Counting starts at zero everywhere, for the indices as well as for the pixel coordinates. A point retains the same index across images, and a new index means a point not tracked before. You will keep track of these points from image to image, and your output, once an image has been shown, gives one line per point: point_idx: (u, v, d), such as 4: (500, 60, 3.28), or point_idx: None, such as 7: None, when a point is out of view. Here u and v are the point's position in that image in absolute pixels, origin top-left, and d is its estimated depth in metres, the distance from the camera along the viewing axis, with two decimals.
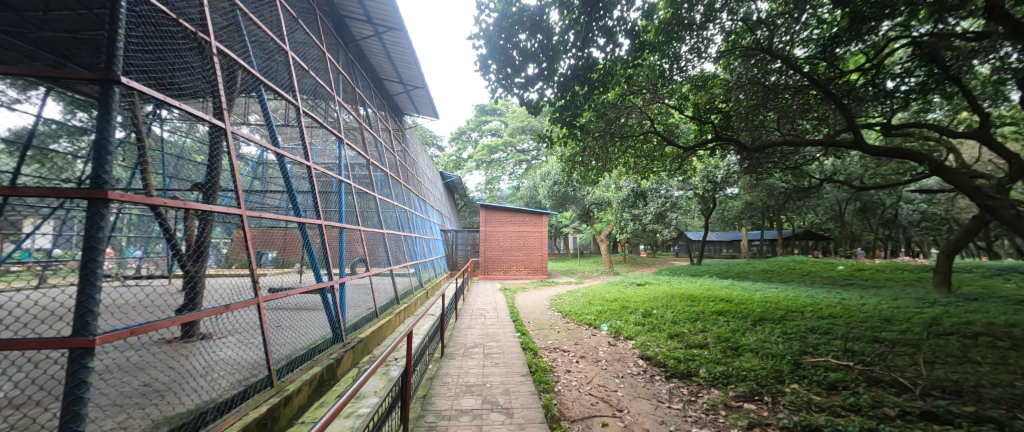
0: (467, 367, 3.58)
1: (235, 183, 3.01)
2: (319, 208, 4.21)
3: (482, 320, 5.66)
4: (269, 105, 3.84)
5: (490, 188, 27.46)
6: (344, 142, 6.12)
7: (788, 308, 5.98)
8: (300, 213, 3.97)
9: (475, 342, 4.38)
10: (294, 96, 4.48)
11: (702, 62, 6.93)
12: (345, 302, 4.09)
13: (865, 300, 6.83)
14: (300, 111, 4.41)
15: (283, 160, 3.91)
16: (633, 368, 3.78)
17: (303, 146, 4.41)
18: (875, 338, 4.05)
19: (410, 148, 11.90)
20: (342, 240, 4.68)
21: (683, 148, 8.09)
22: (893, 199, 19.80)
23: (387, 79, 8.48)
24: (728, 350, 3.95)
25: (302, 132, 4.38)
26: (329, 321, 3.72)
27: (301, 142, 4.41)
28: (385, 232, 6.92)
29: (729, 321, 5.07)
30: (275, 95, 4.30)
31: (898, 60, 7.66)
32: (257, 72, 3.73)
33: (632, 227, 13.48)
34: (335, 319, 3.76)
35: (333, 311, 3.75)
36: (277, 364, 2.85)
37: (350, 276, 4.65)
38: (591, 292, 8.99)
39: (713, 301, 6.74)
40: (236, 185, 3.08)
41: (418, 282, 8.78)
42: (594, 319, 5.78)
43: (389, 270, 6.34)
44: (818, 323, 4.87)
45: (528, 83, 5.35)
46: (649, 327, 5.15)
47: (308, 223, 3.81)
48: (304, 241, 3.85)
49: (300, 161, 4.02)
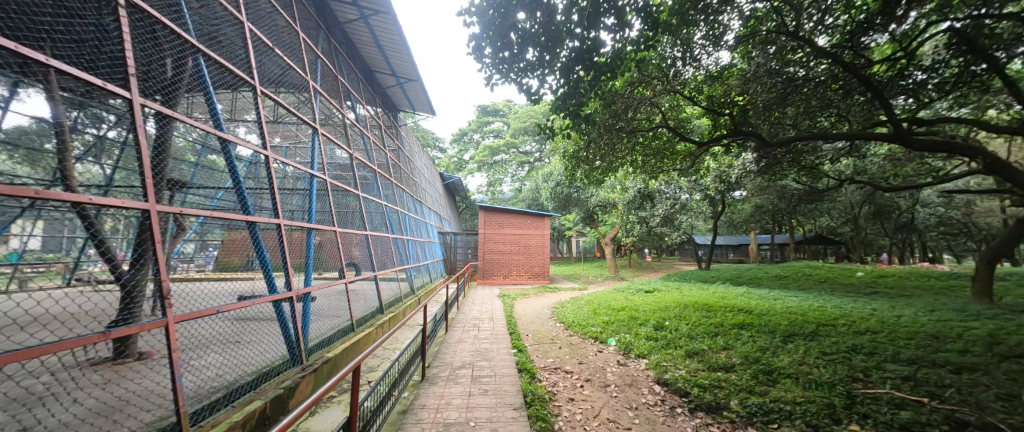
0: (449, 396, 3.00)
1: (145, 177, 2.44)
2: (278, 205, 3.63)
3: (475, 333, 5.07)
4: (207, 83, 3.30)
5: (493, 191, 26.85)
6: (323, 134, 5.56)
7: (817, 321, 5.35)
8: (252, 212, 3.40)
9: (463, 362, 3.80)
10: (251, 74, 3.88)
11: (718, 50, 6.37)
12: (309, 316, 3.52)
13: (899, 312, 6.18)
14: (258, 90, 3.83)
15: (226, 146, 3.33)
16: (649, 397, 3.18)
17: (261, 132, 3.81)
18: (934, 363, 3.43)
19: (407, 146, 11.36)
20: (311, 242, 4.12)
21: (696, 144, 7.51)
22: (909, 202, 19.12)
23: (378, 71, 7.98)
24: (760, 374, 3.35)
25: (260, 116, 3.78)
26: (285, 340, 3.16)
27: (258, 128, 3.81)
28: (370, 234, 6.36)
29: (754, 337, 4.46)
30: (228, 74, 3.69)
31: (931, 50, 7.07)
32: (195, 40, 3.19)
33: (639, 230, 12.87)
34: (292, 337, 3.18)
35: (289, 327, 3.18)
36: (196, 405, 2.27)
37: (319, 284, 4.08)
38: (596, 299, 8.38)
39: (731, 311, 6.12)
40: (146, 179, 2.47)
41: (409, 288, 8.22)
42: (600, 332, 5.19)
43: (374, 275, 5.78)
44: (858, 340, 4.26)
45: (528, 69, 4.80)
46: (663, 343, 4.53)
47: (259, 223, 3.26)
48: (257, 246, 3.29)
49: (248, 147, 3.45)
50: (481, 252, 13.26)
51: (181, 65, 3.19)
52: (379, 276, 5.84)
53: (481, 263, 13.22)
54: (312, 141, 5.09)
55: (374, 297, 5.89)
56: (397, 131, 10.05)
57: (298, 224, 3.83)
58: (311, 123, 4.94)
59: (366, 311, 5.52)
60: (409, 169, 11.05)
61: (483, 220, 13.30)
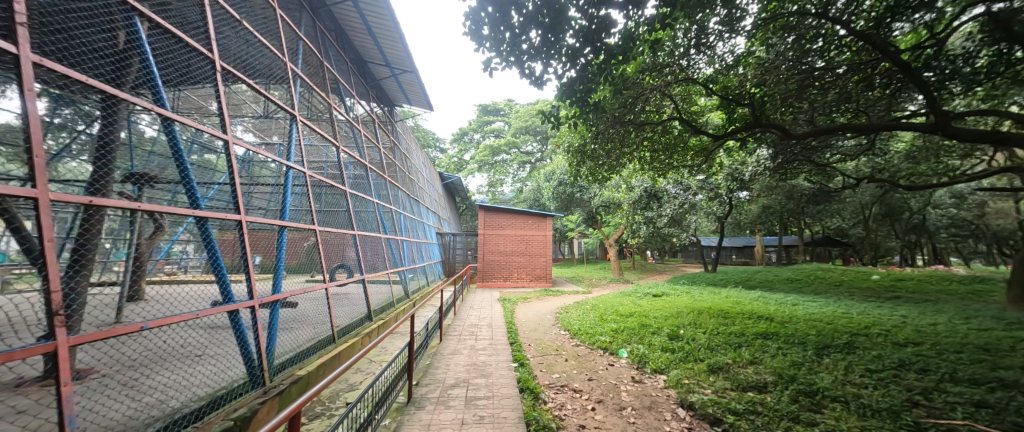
0: (439, 425, 2.53)
1: (35, 158, 1.92)
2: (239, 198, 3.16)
3: (472, 343, 4.60)
4: (147, 59, 2.76)
5: (494, 191, 26.41)
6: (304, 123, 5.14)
7: (848, 330, 4.87)
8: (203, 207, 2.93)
9: (457, 380, 3.33)
10: (209, 48, 3.35)
11: (734, 37, 5.93)
12: (276, 327, 3.06)
13: (933, 320, 5.70)
14: (216, 67, 3.34)
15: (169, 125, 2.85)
16: (674, 425, 2.72)
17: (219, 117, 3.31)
18: (1001, 382, 2.97)
19: (404, 142, 10.90)
20: (281, 241, 3.64)
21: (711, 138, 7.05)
22: (920, 203, 18.65)
23: (371, 62, 7.57)
24: (800, 397, 2.91)
25: (216, 100, 3.25)
26: (243, 358, 2.70)
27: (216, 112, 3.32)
28: (359, 232, 5.92)
29: (783, 350, 4.00)
30: (185, 49, 3.20)
31: (960, 38, 6.61)
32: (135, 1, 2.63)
33: (645, 231, 12.39)
34: (253, 355, 2.73)
35: (248, 343, 2.71)
36: None
37: (292, 289, 3.62)
38: (601, 304, 7.90)
39: (749, 319, 5.65)
40: (40, 161, 1.95)
41: (403, 292, 7.76)
42: (609, 342, 4.71)
43: (362, 279, 5.32)
44: (902, 354, 3.79)
45: (531, 53, 4.35)
46: (680, 356, 4.08)
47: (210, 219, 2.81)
48: (209, 247, 2.84)
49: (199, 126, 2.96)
50: (481, 254, 12.80)
51: (130, 44, 2.72)
52: (368, 280, 5.40)
53: (481, 265, 12.75)
54: (289, 128, 4.62)
55: (362, 303, 5.42)
56: (392, 127, 9.65)
57: (263, 221, 3.36)
58: (289, 109, 4.51)
59: (353, 318, 5.06)
60: (406, 166, 10.60)
61: (483, 221, 12.85)
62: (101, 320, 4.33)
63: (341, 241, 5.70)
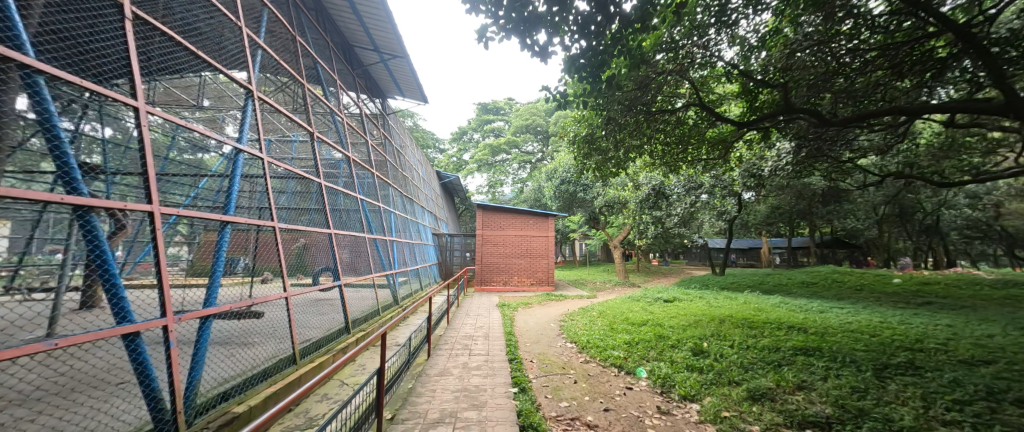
0: None
1: None
2: (156, 186, 2.52)
3: (465, 361, 3.96)
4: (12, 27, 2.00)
5: (494, 192, 25.63)
6: (270, 104, 4.50)
7: (900, 345, 4.21)
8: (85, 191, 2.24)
9: (442, 413, 2.69)
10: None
11: (759, 14, 5.31)
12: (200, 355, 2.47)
13: (985, 330, 5.05)
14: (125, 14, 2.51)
15: (39, 87, 2.10)
16: None
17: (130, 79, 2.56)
18: None
19: (397, 137, 10.28)
20: (220, 242, 3.04)
21: (737, 125, 6.31)
22: (934, 203, 18.04)
23: (358, 46, 6.94)
24: None
25: (128, 61, 2.51)
26: (144, 398, 2.12)
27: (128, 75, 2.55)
28: (337, 232, 5.30)
29: (833, 371, 3.37)
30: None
31: (1007, 16, 5.99)
32: None
33: (652, 232, 11.78)
34: (157, 392, 2.15)
35: (151, 379, 2.13)
36: None
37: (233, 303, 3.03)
38: (609, 310, 7.25)
39: (778, 329, 5.02)
40: None
41: (391, 297, 7.13)
42: (624, 359, 4.06)
43: (338, 284, 4.71)
44: (980, 376, 3.15)
45: (534, 19, 3.68)
46: (711, 377, 3.43)
47: (95, 208, 2.15)
48: (97, 246, 2.22)
49: (110, 96, 2.33)
50: (479, 256, 12.17)
51: None
52: (346, 285, 4.79)
53: (480, 267, 12.12)
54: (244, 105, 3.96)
55: (340, 311, 4.81)
56: (384, 120, 9.04)
57: (192, 214, 2.74)
58: (244, 83, 3.86)
59: (327, 329, 4.44)
60: (398, 162, 9.98)
61: (482, 221, 12.23)
62: (36, 332, 3.74)
63: (316, 241, 5.09)
